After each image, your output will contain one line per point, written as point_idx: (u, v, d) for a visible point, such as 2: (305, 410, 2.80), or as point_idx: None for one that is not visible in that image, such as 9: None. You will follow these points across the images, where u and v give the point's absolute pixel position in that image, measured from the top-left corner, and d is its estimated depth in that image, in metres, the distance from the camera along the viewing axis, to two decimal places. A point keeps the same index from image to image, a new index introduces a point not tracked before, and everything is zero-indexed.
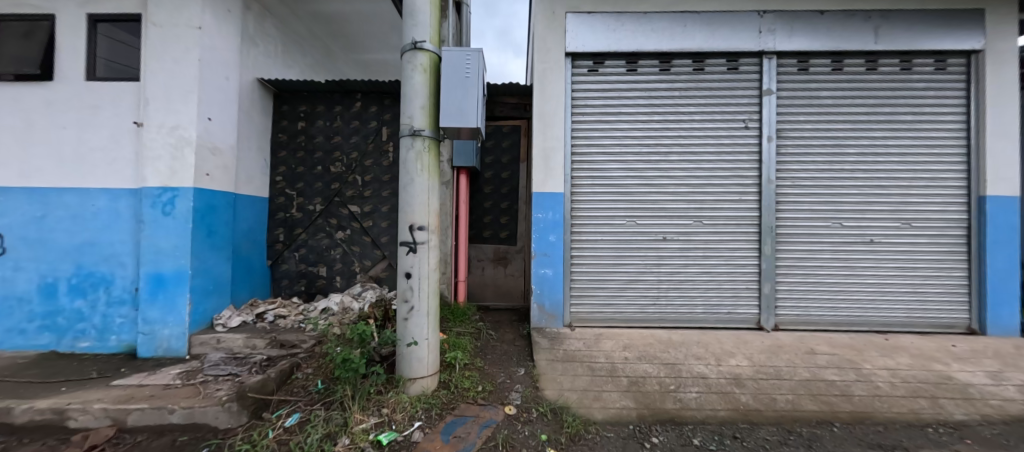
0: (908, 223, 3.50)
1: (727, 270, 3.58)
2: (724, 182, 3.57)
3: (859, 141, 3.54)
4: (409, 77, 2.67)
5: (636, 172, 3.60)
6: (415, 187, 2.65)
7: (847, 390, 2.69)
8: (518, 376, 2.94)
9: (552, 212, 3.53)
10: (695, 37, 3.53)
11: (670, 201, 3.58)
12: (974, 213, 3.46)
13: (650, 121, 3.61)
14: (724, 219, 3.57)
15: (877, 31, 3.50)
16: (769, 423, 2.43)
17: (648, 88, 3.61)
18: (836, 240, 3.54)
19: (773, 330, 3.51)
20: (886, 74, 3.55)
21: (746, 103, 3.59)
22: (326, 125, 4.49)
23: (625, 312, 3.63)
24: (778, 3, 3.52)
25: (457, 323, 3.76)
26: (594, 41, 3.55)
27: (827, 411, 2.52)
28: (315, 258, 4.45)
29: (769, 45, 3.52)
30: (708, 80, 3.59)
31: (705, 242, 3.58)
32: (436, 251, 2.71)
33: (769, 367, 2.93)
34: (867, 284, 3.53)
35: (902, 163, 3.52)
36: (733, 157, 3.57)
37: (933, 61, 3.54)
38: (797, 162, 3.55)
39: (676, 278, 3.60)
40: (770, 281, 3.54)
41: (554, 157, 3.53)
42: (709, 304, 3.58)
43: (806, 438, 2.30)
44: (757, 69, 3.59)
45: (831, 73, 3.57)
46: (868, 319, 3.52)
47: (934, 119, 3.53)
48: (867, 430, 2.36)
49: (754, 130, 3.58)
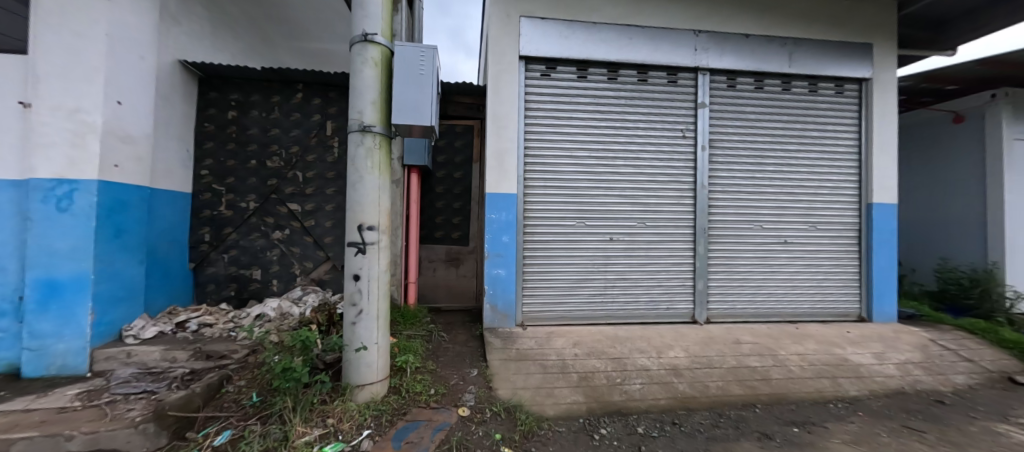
0: (814, 226, 4.02)
1: (666, 268, 3.84)
2: (665, 186, 3.83)
3: (777, 154, 3.98)
4: (359, 70, 2.56)
5: (585, 175, 3.75)
6: (365, 185, 2.55)
7: (766, 375, 3.04)
8: (471, 377, 2.94)
9: (505, 212, 3.55)
10: (641, 50, 3.76)
11: (617, 202, 3.78)
12: (863, 217, 4.06)
13: (598, 126, 3.77)
14: (664, 221, 3.83)
15: (791, 56, 3.96)
16: (703, 409, 2.74)
17: (597, 95, 3.77)
18: (758, 241, 3.95)
19: (705, 324, 3.82)
20: (798, 95, 4.03)
21: (683, 115, 3.88)
22: (262, 116, 4.15)
23: (575, 310, 3.75)
24: (711, 24, 3.85)
25: (408, 326, 3.68)
26: (547, 46, 3.64)
27: (751, 394, 2.87)
28: (248, 260, 4.09)
29: (703, 62, 3.84)
30: (650, 90, 3.84)
31: (647, 242, 3.82)
32: (387, 251, 2.63)
33: (703, 357, 3.22)
34: (782, 280, 3.98)
35: (810, 174, 4.03)
36: (673, 164, 3.85)
37: (834, 86, 4.09)
38: (726, 170, 3.92)
39: (621, 277, 3.79)
40: (703, 279, 3.85)
41: (507, 158, 3.56)
42: (651, 300, 3.82)
43: (734, 419, 2.63)
44: (693, 83, 3.89)
45: (754, 91, 3.97)
46: (781, 310, 3.97)
47: (835, 136, 4.07)
48: (783, 409, 2.74)
49: (690, 139, 3.88)
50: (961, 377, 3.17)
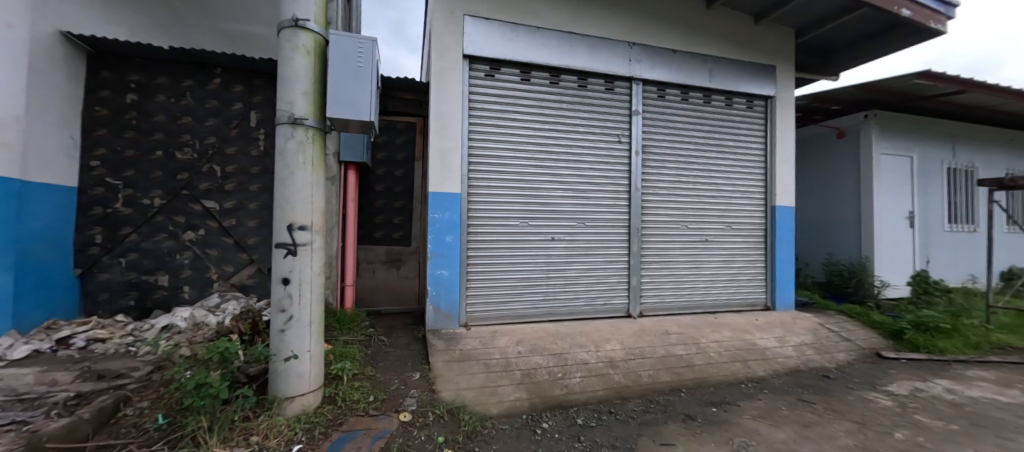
0: (729, 226, 4.49)
1: (603, 266, 4.05)
2: (603, 188, 4.04)
3: (699, 160, 4.39)
4: (289, 58, 2.37)
5: (528, 176, 3.83)
6: (296, 182, 2.37)
7: (690, 361, 3.36)
8: (413, 381, 2.87)
9: (449, 212, 3.51)
10: (580, 57, 3.92)
11: (559, 203, 3.91)
12: (768, 218, 4.62)
13: (540, 129, 3.87)
14: (602, 221, 4.04)
15: (711, 72, 4.38)
16: (636, 397, 2.98)
17: (539, 98, 3.87)
18: (683, 239, 4.32)
19: (638, 317, 4.08)
20: (716, 108, 4.48)
21: (619, 121, 4.12)
22: (169, 102, 3.68)
23: (518, 309, 3.81)
24: (644, 38, 4.13)
25: (345, 331, 3.49)
26: (491, 47, 3.65)
27: (677, 380, 3.16)
28: (152, 265, 3.60)
29: (636, 73, 4.11)
30: (589, 96, 4.02)
31: (587, 242, 4.00)
32: (320, 252, 2.48)
33: (636, 348, 3.46)
34: (703, 275, 4.39)
35: (726, 180, 4.49)
36: (610, 167, 4.07)
37: (745, 101, 4.60)
38: (657, 175, 4.23)
39: (562, 275, 3.93)
40: (636, 275, 4.12)
41: (450, 157, 3.52)
42: (590, 297, 4.00)
43: (661, 404, 2.89)
44: (628, 91, 4.15)
45: (680, 102, 4.34)
46: (703, 302, 4.38)
47: (747, 146, 4.58)
48: (703, 392, 3.06)
49: (625, 144, 4.13)
50: (841, 354, 3.74)
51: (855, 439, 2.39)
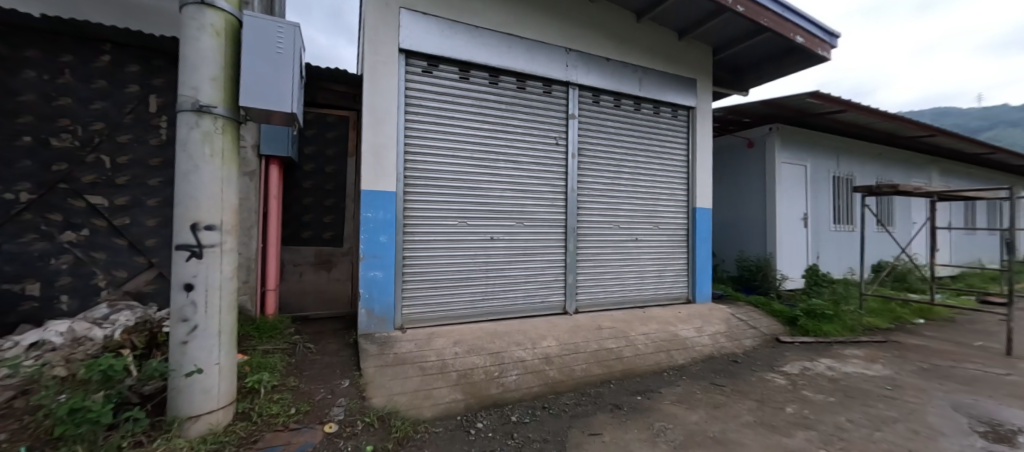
0: (656, 226, 4.83)
1: (542, 265, 4.14)
2: (541, 189, 4.13)
3: (630, 164, 4.66)
4: (193, 37, 2.11)
5: (467, 176, 3.80)
6: (201, 176, 2.13)
7: (620, 354, 3.57)
8: (341, 389, 2.72)
9: (383, 211, 3.37)
10: (519, 59, 3.98)
11: (497, 203, 3.93)
12: (690, 218, 5.04)
13: (479, 128, 3.86)
14: (540, 221, 4.13)
15: (641, 82, 4.68)
16: (569, 390, 3.10)
17: (478, 98, 3.85)
18: (615, 238, 4.56)
19: (574, 314, 4.24)
20: (645, 115, 4.79)
21: (556, 124, 4.24)
22: (41, 79, 3.10)
23: (456, 309, 3.76)
24: (580, 44, 4.29)
25: (265, 340, 3.22)
26: (429, 43, 3.57)
27: (607, 372, 3.35)
28: (15, 271, 2.98)
29: (573, 78, 4.26)
30: (528, 98, 4.09)
31: (525, 241, 4.06)
32: (231, 254, 2.26)
33: (570, 343, 3.59)
34: (633, 271, 4.67)
35: (654, 183, 4.82)
36: (547, 169, 4.17)
37: (671, 111, 4.97)
38: (592, 177, 4.42)
39: (501, 274, 3.95)
40: (572, 273, 4.27)
41: (385, 154, 3.38)
42: (528, 295, 4.07)
43: (592, 396, 3.04)
44: (565, 96, 4.28)
45: (613, 108, 4.58)
46: (633, 298, 4.66)
47: (672, 152, 4.96)
48: (631, 382, 3.27)
49: (562, 147, 4.26)
50: (748, 341, 4.19)
51: (755, 415, 2.68)
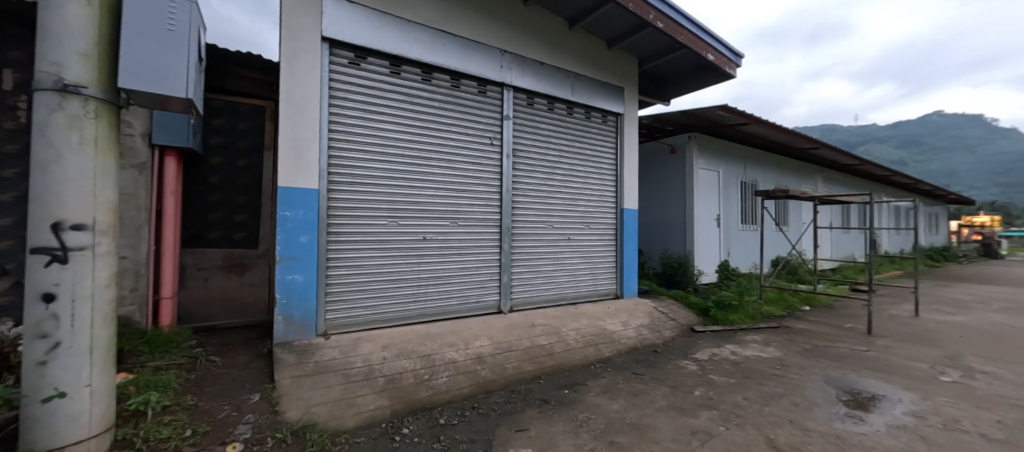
0: (588, 226, 5.06)
1: (476, 265, 4.14)
2: (475, 189, 4.12)
3: (563, 166, 4.84)
4: (54, 3, 1.77)
5: (398, 173, 3.66)
6: (67, 166, 1.81)
7: (551, 350, 3.69)
8: (250, 404, 2.49)
9: (303, 210, 3.13)
10: (453, 57, 3.93)
11: (431, 202, 3.85)
12: (619, 219, 5.34)
13: (411, 125, 3.75)
14: (474, 221, 4.12)
15: (573, 87, 4.86)
16: (499, 389, 3.15)
17: (410, 94, 3.74)
18: (549, 238, 4.69)
19: (508, 312, 4.28)
20: (577, 119, 4.99)
21: (491, 124, 4.25)
22: None
23: (386, 312, 3.60)
24: (514, 47, 4.35)
25: (158, 356, 2.84)
26: (355, 33, 3.39)
27: (538, 368, 3.45)
28: None
29: (507, 79, 4.31)
30: (462, 97, 4.06)
31: (459, 241, 4.03)
32: (109, 257, 1.97)
33: (504, 342, 3.61)
34: (566, 269, 4.84)
35: (586, 185, 5.04)
36: (482, 169, 4.18)
37: (601, 116, 5.24)
38: (527, 178, 4.51)
39: (434, 274, 3.88)
40: (507, 272, 4.32)
41: (305, 149, 3.15)
42: (462, 295, 4.04)
43: (522, 392, 3.12)
44: (500, 97, 4.32)
45: (547, 111, 4.71)
46: (566, 295, 4.84)
47: (602, 155, 5.22)
48: (559, 376, 3.41)
49: (497, 147, 4.29)
50: (668, 332, 4.55)
51: (668, 400, 2.91)
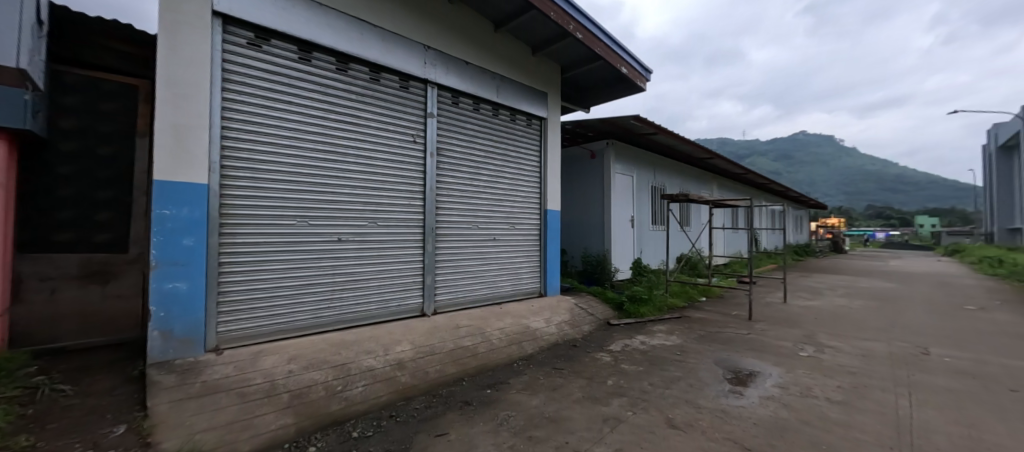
0: (513, 226, 5.17)
1: (398, 267, 3.97)
2: (397, 188, 3.96)
3: (488, 167, 4.87)
4: None
5: (307, 169, 3.35)
6: None
7: (475, 350, 3.70)
8: (112, 439, 2.09)
9: (188, 207, 2.70)
10: (372, 48, 3.73)
11: (347, 200, 3.60)
12: (542, 219, 5.54)
13: (324, 118, 3.46)
14: (396, 221, 3.95)
15: (499, 88, 4.93)
16: (419, 394, 3.07)
17: (322, 83, 3.45)
18: (474, 238, 4.69)
19: (432, 315, 4.18)
20: (502, 121, 5.06)
21: (414, 121, 4.12)
22: None
23: (292, 321, 3.26)
24: (439, 44, 4.27)
25: None
26: (256, 11, 3.03)
27: (461, 370, 3.45)
28: None
29: (431, 76, 4.21)
30: (382, 91, 3.87)
31: (379, 242, 3.83)
32: None
33: (427, 346, 3.49)
34: (492, 269, 4.88)
35: (511, 186, 5.14)
36: (404, 167, 4.02)
37: (526, 119, 5.38)
38: (451, 177, 4.46)
39: (351, 278, 3.62)
40: (431, 273, 4.22)
41: (191, 137, 2.72)
42: (382, 299, 3.84)
43: (443, 396, 3.09)
44: (423, 93, 4.20)
45: (472, 111, 4.70)
46: (491, 295, 4.88)
47: (526, 157, 5.36)
48: (481, 377, 3.45)
49: (420, 145, 4.17)
50: (586, 326, 4.84)
51: (583, 391, 3.08)
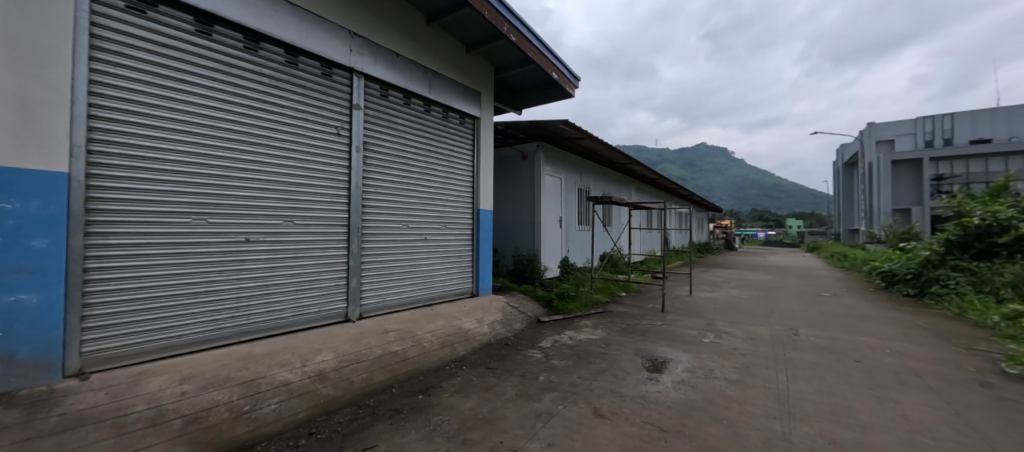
0: (445, 226, 5.07)
1: (318, 269, 3.65)
2: (318, 183, 3.64)
3: (420, 164, 4.72)
4: None
5: (207, 159, 2.92)
6: None
7: (405, 355, 3.55)
8: None
9: (39, 201, 2.17)
10: (289, 27, 3.37)
11: (257, 196, 3.21)
12: (475, 219, 5.52)
13: (229, 101, 3.04)
14: (316, 219, 3.63)
15: (431, 84, 4.79)
16: (343, 407, 2.85)
17: (226, 62, 3.03)
18: (404, 238, 4.50)
19: (357, 320, 3.92)
20: (434, 118, 4.94)
21: (337, 112, 3.82)
22: None
23: (186, 335, 2.81)
24: (366, 31, 4.01)
25: None
26: None
27: (389, 377, 3.28)
28: None
29: (358, 65, 3.94)
30: (300, 77, 3.52)
31: (295, 242, 3.48)
32: None
33: (351, 354, 3.27)
34: (422, 270, 4.74)
35: (443, 184, 5.04)
36: (326, 160, 3.71)
37: (459, 117, 5.31)
38: (379, 173, 4.22)
39: (261, 283, 3.24)
40: (356, 276, 3.95)
41: (43, 114, 2.20)
42: (299, 305, 3.51)
43: (370, 406, 2.91)
44: (348, 83, 3.92)
45: (402, 105, 4.51)
46: (422, 296, 4.74)
47: (459, 156, 5.30)
48: (412, 383, 3.32)
49: (345, 138, 3.88)
50: (517, 325, 4.93)
51: (516, 389, 3.13)
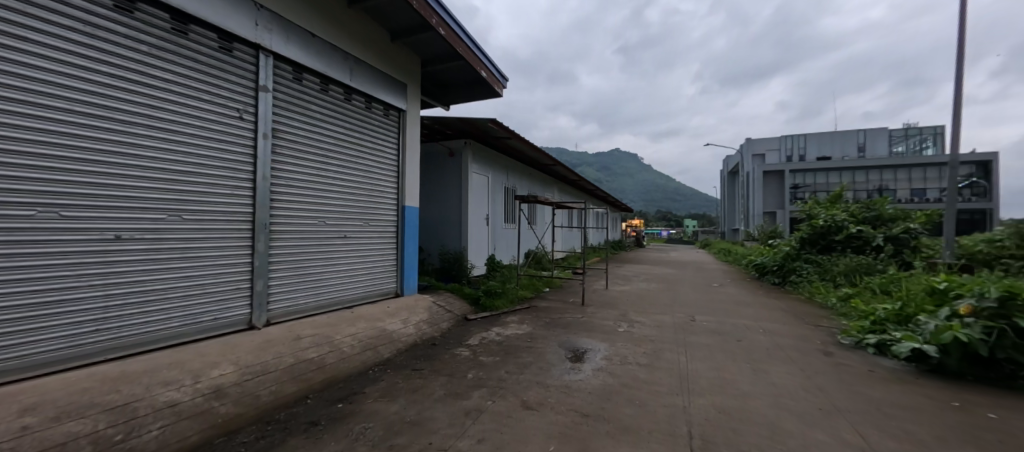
0: (366, 223, 4.78)
1: (213, 272, 3.19)
2: (215, 173, 3.18)
3: (338, 156, 4.38)
4: None
5: (65, 136, 2.36)
6: None
7: (321, 362, 3.28)
8: None
9: None
10: None
11: (131, 185, 2.67)
12: (399, 216, 5.29)
13: (94, 68, 2.48)
14: (210, 214, 3.16)
15: (351, 70, 4.48)
16: (248, 425, 2.53)
17: (90, 20, 2.47)
18: (320, 236, 4.15)
19: (263, 327, 3.51)
20: (355, 107, 4.62)
21: (239, 93, 3.38)
22: None
23: (27, 355, 2.22)
24: (275, 4, 3.59)
25: None
26: None
27: (303, 388, 3.00)
28: None
29: (265, 42, 3.52)
30: (192, 48, 3.03)
31: (183, 241, 2.99)
32: None
33: (256, 365, 2.92)
34: (341, 270, 4.42)
35: (365, 178, 4.74)
36: (226, 147, 3.26)
37: (383, 108, 5.04)
38: (291, 164, 3.83)
39: (136, 288, 2.72)
40: (262, 278, 3.54)
41: None
42: (188, 313, 3.02)
43: (280, 421, 2.61)
44: (253, 61, 3.48)
45: (319, 91, 4.13)
46: (340, 298, 4.42)
47: (383, 149, 5.03)
48: (330, 391, 3.07)
49: (249, 123, 3.45)
50: (444, 324, 4.87)
51: (444, 388, 3.09)
